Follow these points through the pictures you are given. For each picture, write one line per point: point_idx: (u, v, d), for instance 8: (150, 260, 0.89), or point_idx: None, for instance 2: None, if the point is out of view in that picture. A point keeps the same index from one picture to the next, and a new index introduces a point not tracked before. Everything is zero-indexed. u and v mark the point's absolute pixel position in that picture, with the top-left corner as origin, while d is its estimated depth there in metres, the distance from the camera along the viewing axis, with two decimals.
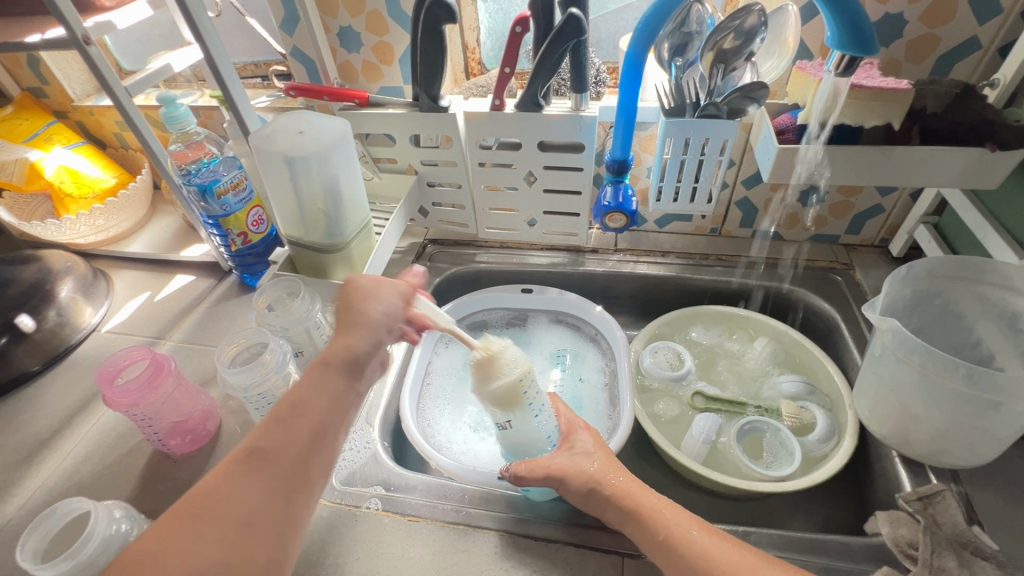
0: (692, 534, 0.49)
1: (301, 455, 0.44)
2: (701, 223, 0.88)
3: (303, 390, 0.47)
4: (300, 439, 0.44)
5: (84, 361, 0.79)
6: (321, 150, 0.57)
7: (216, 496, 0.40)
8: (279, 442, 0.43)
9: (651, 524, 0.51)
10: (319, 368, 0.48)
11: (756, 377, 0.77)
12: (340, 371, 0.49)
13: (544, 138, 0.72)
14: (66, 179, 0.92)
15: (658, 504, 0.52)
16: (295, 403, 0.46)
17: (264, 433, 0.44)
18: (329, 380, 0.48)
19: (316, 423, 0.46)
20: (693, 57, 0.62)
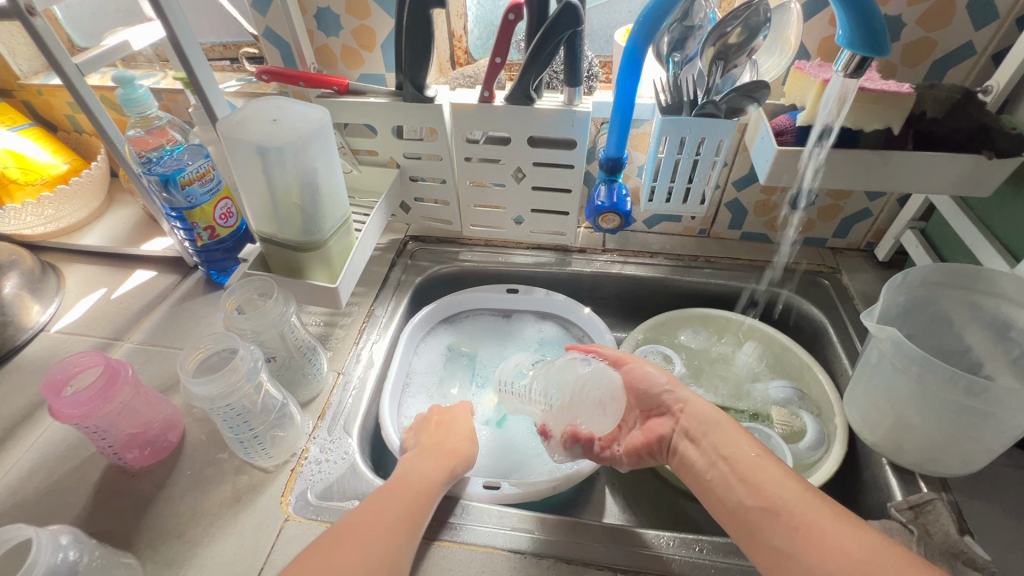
0: (777, 486, 0.48)
1: (414, 530, 0.50)
2: (691, 224, 0.86)
3: (410, 472, 0.55)
4: (408, 505, 0.51)
5: (30, 364, 0.73)
6: (298, 140, 0.52)
7: (349, 531, 0.47)
8: (399, 518, 0.50)
9: (743, 448, 0.52)
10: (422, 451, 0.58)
11: (745, 383, 0.76)
12: (442, 467, 0.57)
13: (535, 133, 0.69)
14: (10, 162, 0.83)
15: (744, 440, 0.53)
16: (403, 480, 0.54)
17: (377, 505, 0.50)
18: (438, 469, 0.56)
19: (423, 501, 0.53)
20: (693, 53, 0.60)
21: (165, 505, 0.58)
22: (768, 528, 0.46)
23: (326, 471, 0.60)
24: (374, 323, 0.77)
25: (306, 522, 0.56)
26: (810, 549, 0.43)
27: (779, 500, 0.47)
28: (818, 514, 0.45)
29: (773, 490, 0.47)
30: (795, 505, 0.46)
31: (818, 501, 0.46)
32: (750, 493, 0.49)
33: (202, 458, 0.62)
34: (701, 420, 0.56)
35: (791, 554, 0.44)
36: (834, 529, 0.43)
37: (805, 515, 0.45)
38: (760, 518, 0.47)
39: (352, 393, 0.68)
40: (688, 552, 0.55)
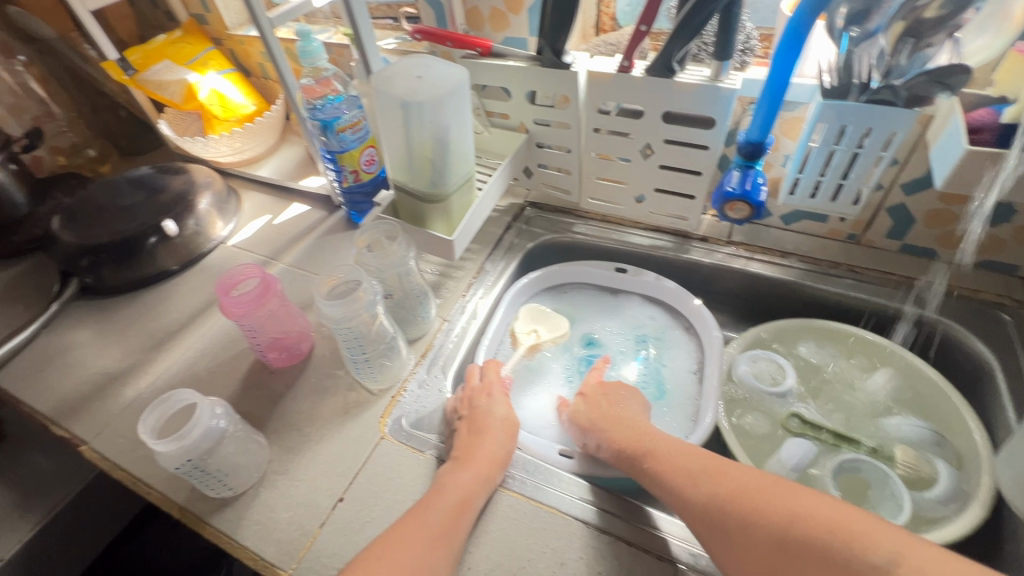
0: (757, 495, 0.48)
1: (455, 531, 0.52)
2: (838, 226, 0.76)
3: (450, 480, 0.55)
4: (446, 518, 0.52)
5: (211, 267, 0.90)
6: (436, 98, 0.56)
7: (377, 555, 0.48)
8: (439, 520, 0.51)
9: (634, 456, 0.59)
10: (456, 467, 0.56)
11: (868, 413, 0.67)
12: (480, 477, 0.56)
13: (672, 109, 0.66)
14: (215, 102, 1.01)
15: (715, 486, 0.51)
16: (440, 492, 0.54)
17: (414, 516, 0.52)
18: (473, 478, 0.55)
19: (462, 512, 0.53)
20: (875, 27, 0.50)
21: (292, 402, 0.68)
22: (686, 515, 0.51)
23: (421, 404, 0.67)
24: (483, 280, 0.81)
25: (397, 443, 0.63)
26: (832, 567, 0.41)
27: (785, 529, 0.44)
28: (826, 513, 0.44)
29: (770, 523, 0.45)
30: (804, 519, 0.44)
31: (753, 482, 0.50)
32: (740, 543, 0.46)
33: (324, 370, 0.71)
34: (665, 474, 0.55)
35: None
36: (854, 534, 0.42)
37: (814, 523, 0.44)
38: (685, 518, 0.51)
39: (453, 339, 0.74)
40: (653, 526, 0.54)
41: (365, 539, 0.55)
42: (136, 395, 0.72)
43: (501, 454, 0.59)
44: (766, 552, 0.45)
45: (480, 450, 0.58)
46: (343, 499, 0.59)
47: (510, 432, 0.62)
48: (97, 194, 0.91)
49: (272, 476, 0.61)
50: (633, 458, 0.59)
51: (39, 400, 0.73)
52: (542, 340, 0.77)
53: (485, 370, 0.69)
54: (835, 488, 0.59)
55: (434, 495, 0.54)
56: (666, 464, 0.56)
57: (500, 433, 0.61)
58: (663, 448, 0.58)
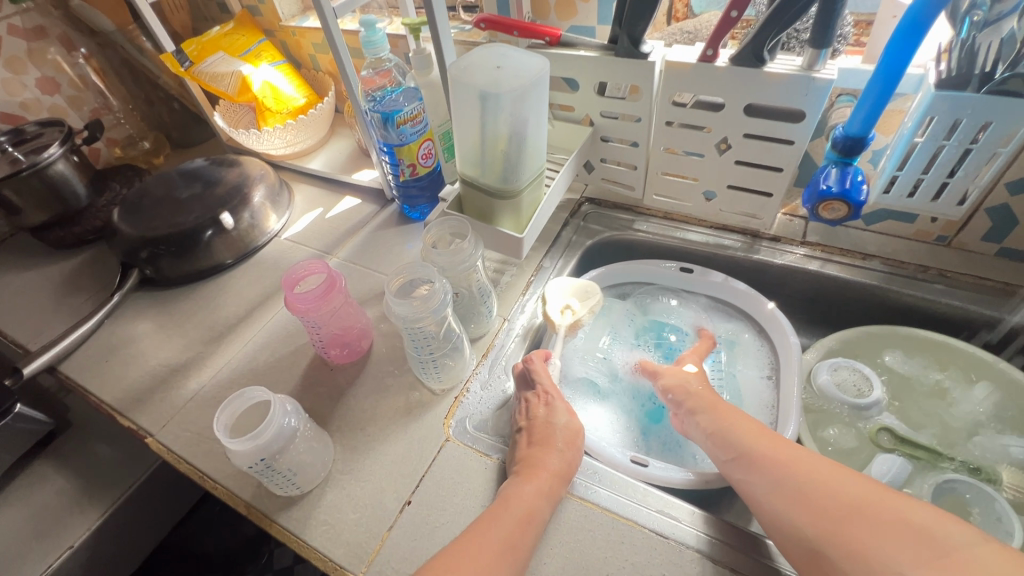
0: (833, 476, 0.47)
1: (522, 548, 0.49)
2: (927, 227, 0.71)
3: (514, 494, 0.53)
4: (511, 534, 0.49)
5: (266, 261, 0.90)
6: (517, 89, 0.53)
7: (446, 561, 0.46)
8: (503, 537, 0.49)
9: (715, 414, 0.59)
10: (519, 480, 0.54)
11: (964, 429, 0.63)
12: (544, 495, 0.53)
13: (757, 101, 0.62)
14: (269, 94, 1.01)
15: (793, 456, 0.50)
16: (504, 506, 0.52)
17: (478, 531, 0.50)
18: (538, 498, 0.52)
19: (527, 527, 0.50)
20: (1007, 11, 0.46)
21: (353, 400, 0.67)
22: (755, 475, 0.51)
23: (485, 405, 0.65)
24: (542, 277, 0.78)
25: (462, 446, 0.62)
26: (896, 547, 0.40)
27: (857, 511, 0.43)
28: (902, 507, 0.42)
29: (843, 501, 0.44)
30: (879, 506, 0.43)
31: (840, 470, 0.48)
32: (801, 515, 0.46)
33: (384, 369, 0.70)
34: (740, 441, 0.54)
35: (875, 555, 0.40)
36: (934, 528, 0.40)
37: (888, 512, 0.42)
38: (754, 479, 0.51)
39: (514, 339, 0.72)
40: (770, 559, 0.51)
41: (435, 545, 0.54)
42: (198, 388, 0.72)
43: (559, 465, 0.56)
44: (829, 523, 0.44)
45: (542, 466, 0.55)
46: (410, 501, 0.58)
47: (571, 439, 0.59)
48: (155, 187, 0.91)
49: (337, 475, 0.61)
50: (718, 415, 0.58)
51: (106, 391, 0.74)
52: (579, 315, 0.71)
53: (530, 360, 0.66)
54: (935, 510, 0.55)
55: (500, 504, 0.52)
56: (748, 426, 0.55)
57: (562, 445, 0.57)
58: (747, 417, 0.57)
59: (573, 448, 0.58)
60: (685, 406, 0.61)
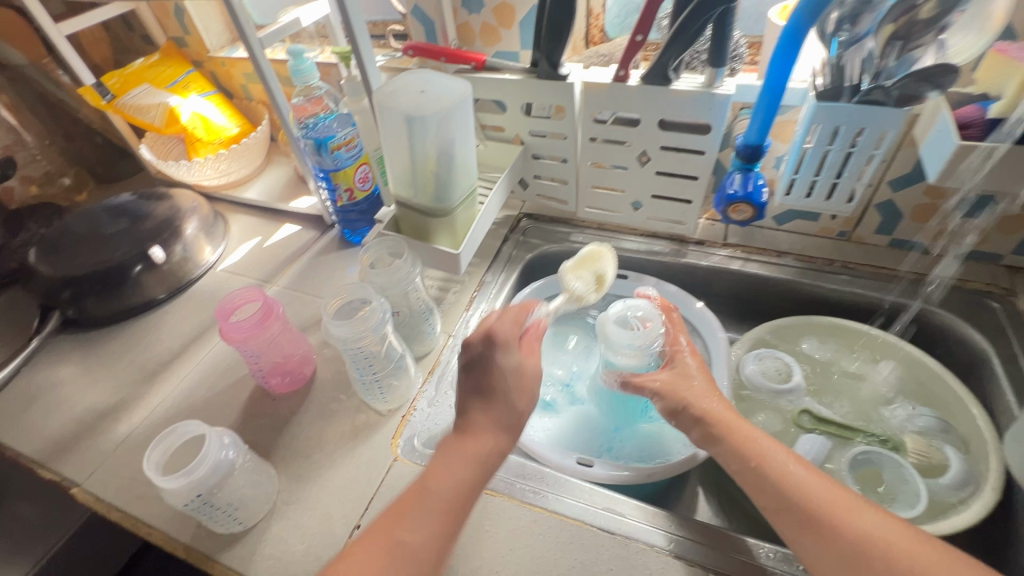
0: (885, 536, 0.44)
1: (443, 538, 0.47)
2: (829, 224, 0.78)
3: (439, 472, 0.50)
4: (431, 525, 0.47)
5: (202, 295, 0.87)
6: (441, 111, 0.56)
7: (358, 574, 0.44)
8: (422, 533, 0.47)
9: (745, 452, 0.53)
10: (451, 452, 0.51)
11: (875, 404, 0.69)
12: (475, 463, 0.51)
13: (668, 116, 0.67)
14: (199, 125, 0.98)
15: (833, 504, 0.47)
16: (426, 491, 0.49)
17: (395, 525, 0.47)
18: (467, 472, 0.50)
19: (450, 516, 0.48)
20: (864, 31, 0.53)
21: (297, 428, 0.66)
22: (799, 530, 0.47)
23: (432, 422, 0.66)
24: (485, 292, 0.80)
25: (411, 464, 0.62)
26: None
27: None
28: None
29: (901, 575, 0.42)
30: None
31: (913, 539, 0.44)
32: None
33: (329, 395, 0.69)
34: (773, 483, 0.50)
35: None
36: None
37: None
38: (804, 537, 0.47)
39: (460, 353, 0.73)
40: (751, 557, 0.52)
41: None
42: (129, 431, 0.69)
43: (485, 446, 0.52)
44: None
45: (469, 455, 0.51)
46: (360, 525, 0.57)
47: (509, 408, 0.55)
48: (76, 225, 0.87)
49: (283, 507, 0.59)
50: (744, 450, 0.53)
51: (24, 444, 0.69)
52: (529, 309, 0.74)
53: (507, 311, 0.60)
54: (854, 481, 0.60)
55: (422, 488, 0.49)
56: (796, 470, 0.50)
57: (505, 401, 0.55)
58: (775, 451, 0.52)
59: (523, 390, 0.56)
60: (696, 434, 0.57)
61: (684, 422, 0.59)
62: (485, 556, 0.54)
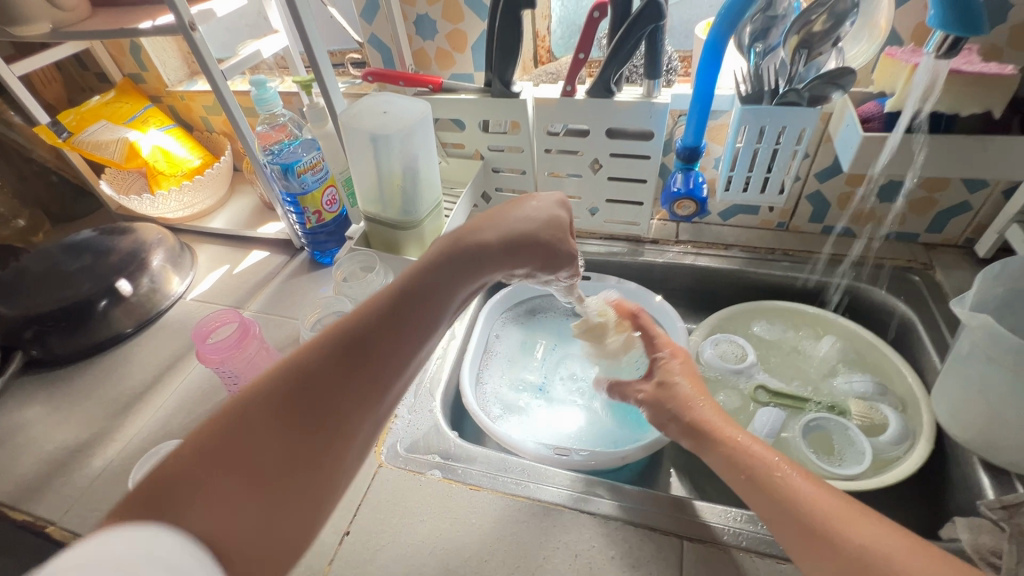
0: (886, 544, 0.40)
1: (343, 373, 0.45)
2: (768, 216, 0.85)
3: (373, 302, 0.49)
4: (332, 360, 0.45)
5: (172, 325, 0.87)
6: (404, 129, 0.60)
7: (249, 413, 0.42)
8: (322, 363, 0.45)
9: (736, 461, 0.50)
10: (407, 277, 0.50)
11: (821, 376, 0.75)
12: (406, 298, 0.50)
13: (613, 126, 0.73)
14: (160, 158, 0.99)
15: (827, 504, 0.44)
16: (347, 323, 0.47)
17: (300, 357, 0.45)
18: (388, 307, 0.49)
19: (356, 354, 0.46)
20: (775, 42, 0.61)
21: None
22: (800, 542, 0.44)
23: (414, 428, 0.68)
24: None
25: (395, 469, 0.64)
26: None
27: None
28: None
29: None
30: None
31: (912, 552, 0.40)
32: None
33: None
34: (767, 493, 0.47)
35: None
36: None
37: None
38: (805, 550, 0.43)
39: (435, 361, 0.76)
40: (708, 517, 0.57)
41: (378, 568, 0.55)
42: (105, 465, 0.68)
43: (423, 299, 0.50)
44: None
45: (402, 309, 0.49)
46: (349, 531, 0.59)
47: (457, 259, 0.53)
48: (31, 265, 0.85)
49: None
50: (740, 461, 0.50)
51: None
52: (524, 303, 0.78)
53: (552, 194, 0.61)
54: (807, 445, 0.65)
55: (349, 315, 0.48)
56: (790, 480, 0.47)
57: (468, 252, 0.53)
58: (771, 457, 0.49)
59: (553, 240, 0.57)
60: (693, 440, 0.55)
61: (671, 433, 0.58)
62: (474, 548, 0.56)
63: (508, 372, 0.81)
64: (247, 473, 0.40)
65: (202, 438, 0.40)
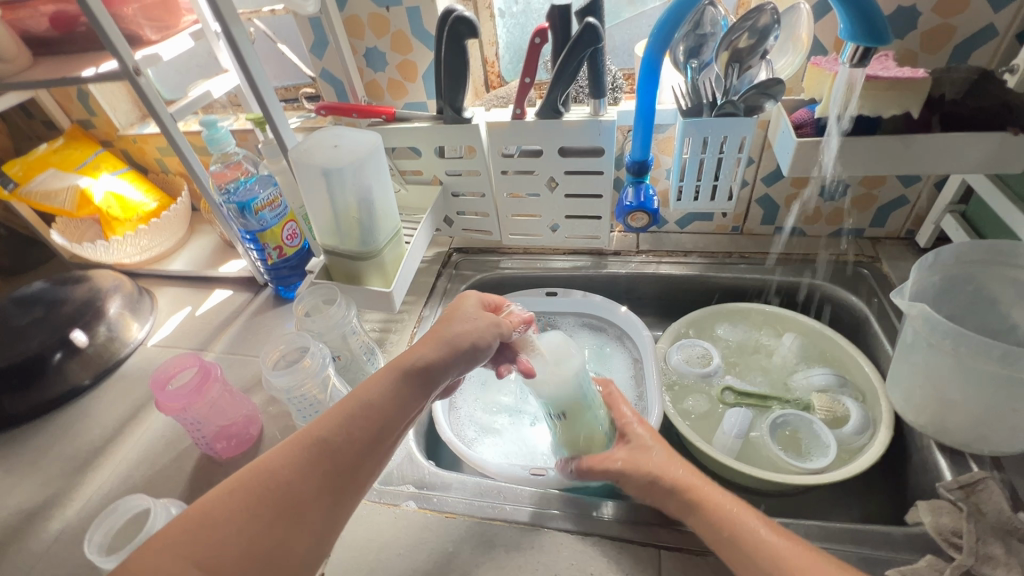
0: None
1: (311, 484, 0.44)
2: (722, 221, 0.88)
3: (356, 399, 0.49)
4: (304, 468, 0.44)
5: (133, 373, 0.84)
6: (355, 161, 0.60)
7: (208, 519, 0.41)
8: (292, 470, 0.44)
9: (715, 521, 0.50)
10: (387, 374, 0.51)
11: (786, 373, 0.77)
12: (389, 397, 0.50)
13: (565, 144, 0.75)
14: (114, 204, 0.97)
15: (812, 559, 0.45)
16: (323, 427, 0.47)
17: (272, 461, 0.45)
18: (373, 409, 0.49)
19: (325, 463, 0.45)
20: (708, 58, 0.64)
21: None
22: None
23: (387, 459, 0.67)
24: (424, 326, 0.83)
25: (369, 504, 0.63)
26: None
27: None
28: None
29: None
30: None
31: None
32: None
33: None
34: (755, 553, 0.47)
35: None
36: None
37: None
38: None
39: None
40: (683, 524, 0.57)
41: None
42: (64, 527, 0.65)
43: (370, 429, 0.48)
44: None
45: (346, 445, 0.47)
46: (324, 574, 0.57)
47: (409, 385, 0.51)
48: None
49: None
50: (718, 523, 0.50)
51: None
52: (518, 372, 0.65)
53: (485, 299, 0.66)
54: (775, 442, 0.66)
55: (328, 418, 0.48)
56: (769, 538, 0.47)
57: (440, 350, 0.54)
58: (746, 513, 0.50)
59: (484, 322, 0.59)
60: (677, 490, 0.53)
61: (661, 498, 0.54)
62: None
63: (481, 398, 0.80)
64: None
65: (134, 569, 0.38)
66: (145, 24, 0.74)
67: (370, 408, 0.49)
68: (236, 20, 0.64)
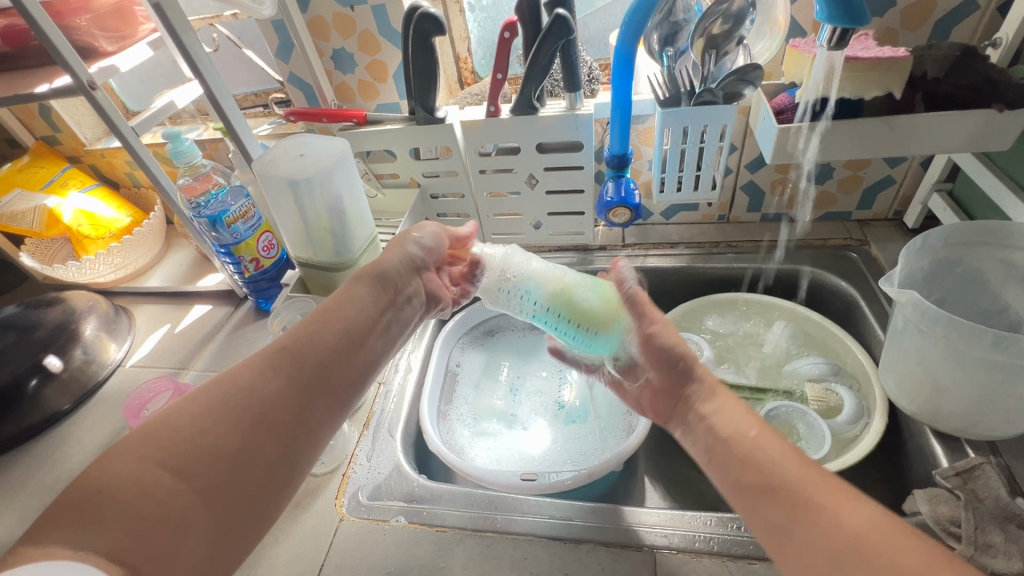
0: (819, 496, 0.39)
1: (288, 384, 0.46)
2: (708, 211, 0.86)
3: (334, 309, 0.52)
4: (279, 371, 0.46)
5: (113, 396, 0.82)
6: (323, 170, 0.58)
7: (178, 418, 0.41)
8: (264, 372, 0.46)
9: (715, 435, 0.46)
10: (353, 283, 0.54)
11: (777, 364, 0.76)
12: (362, 307, 0.53)
13: (542, 140, 0.73)
14: (84, 222, 0.93)
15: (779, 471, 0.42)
16: (295, 334, 0.49)
17: (242, 366, 0.46)
18: (349, 316, 0.52)
19: (298, 363, 0.47)
20: (684, 46, 0.62)
21: None
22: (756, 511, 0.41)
23: (375, 473, 0.65)
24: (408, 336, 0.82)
25: (358, 521, 0.61)
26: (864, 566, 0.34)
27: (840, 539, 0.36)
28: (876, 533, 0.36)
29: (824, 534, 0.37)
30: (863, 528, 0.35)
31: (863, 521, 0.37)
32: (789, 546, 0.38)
33: None
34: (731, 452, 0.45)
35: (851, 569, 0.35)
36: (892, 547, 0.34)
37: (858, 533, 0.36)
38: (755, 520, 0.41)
39: (393, 399, 0.74)
40: (681, 527, 0.56)
41: None
42: None
43: (341, 336, 0.51)
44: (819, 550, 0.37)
45: (317, 350, 0.49)
46: None
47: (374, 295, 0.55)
48: None
49: None
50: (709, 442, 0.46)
51: None
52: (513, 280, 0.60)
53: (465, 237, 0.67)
54: None
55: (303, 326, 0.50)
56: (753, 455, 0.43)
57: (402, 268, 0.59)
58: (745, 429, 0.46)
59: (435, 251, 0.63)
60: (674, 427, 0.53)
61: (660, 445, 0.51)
62: None
63: (472, 405, 0.78)
64: (146, 541, 0.36)
65: (79, 512, 0.35)
66: (99, 35, 0.71)
67: (342, 317, 0.52)
68: (187, 29, 0.61)
